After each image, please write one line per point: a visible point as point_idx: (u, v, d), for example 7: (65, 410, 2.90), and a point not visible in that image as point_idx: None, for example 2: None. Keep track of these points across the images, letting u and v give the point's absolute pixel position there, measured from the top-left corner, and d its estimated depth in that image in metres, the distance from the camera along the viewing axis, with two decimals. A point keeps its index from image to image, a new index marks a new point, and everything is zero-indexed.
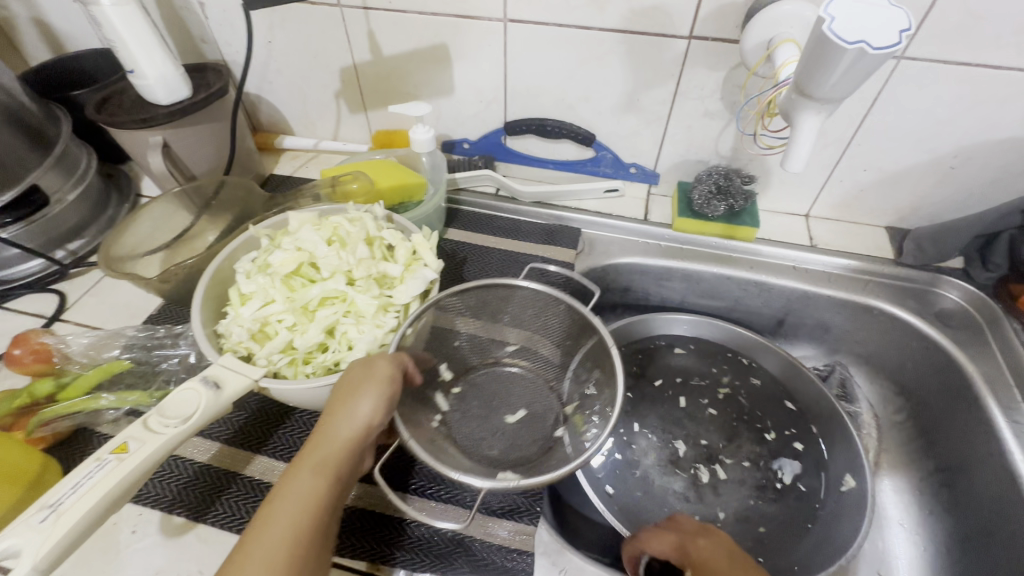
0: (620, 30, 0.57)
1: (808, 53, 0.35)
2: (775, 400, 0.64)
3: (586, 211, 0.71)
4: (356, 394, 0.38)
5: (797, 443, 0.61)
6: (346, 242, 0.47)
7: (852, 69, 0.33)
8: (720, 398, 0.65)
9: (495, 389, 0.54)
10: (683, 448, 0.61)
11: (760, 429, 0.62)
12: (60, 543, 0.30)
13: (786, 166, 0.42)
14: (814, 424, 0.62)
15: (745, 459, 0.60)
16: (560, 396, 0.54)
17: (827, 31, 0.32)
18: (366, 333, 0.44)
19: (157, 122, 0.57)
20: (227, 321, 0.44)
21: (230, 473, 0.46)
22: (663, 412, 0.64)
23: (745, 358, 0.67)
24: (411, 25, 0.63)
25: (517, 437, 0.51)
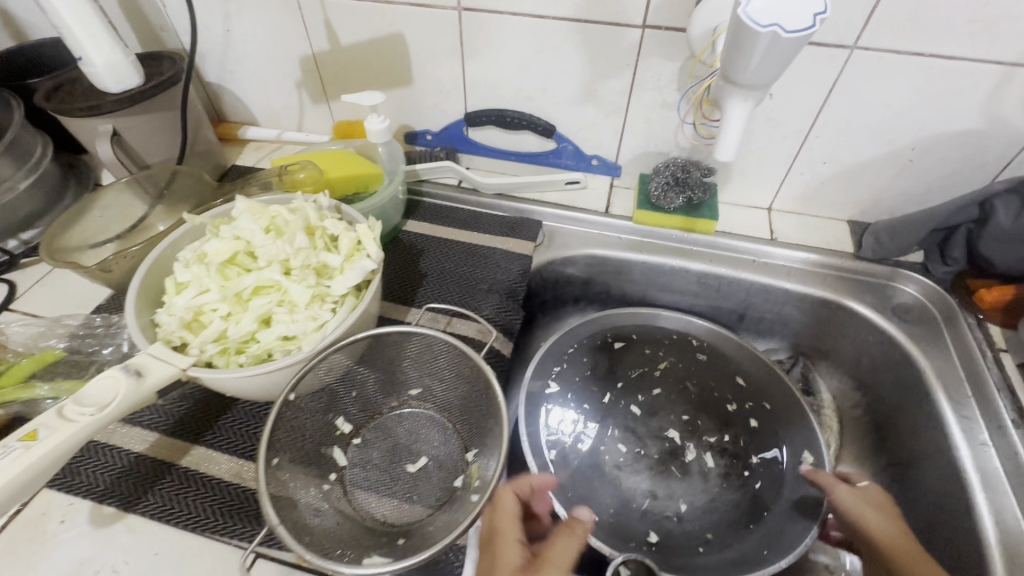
0: (574, 19, 0.57)
1: (731, 36, 0.35)
2: (724, 375, 0.65)
3: (546, 204, 0.70)
4: None
5: (753, 419, 0.61)
6: (284, 232, 0.46)
7: (771, 52, 0.34)
8: (679, 390, 0.64)
9: (397, 436, 0.47)
10: (643, 435, 0.62)
11: (721, 404, 0.63)
12: None
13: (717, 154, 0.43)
14: (756, 394, 0.63)
15: (701, 445, 0.61)
16: (462, 440, 0.47)
17: (741, 14, 0.33)
18: (299, 324, 0.43)
19: (104, 109, 0.57)
20: (163, 311, 0.44)
21: (166, 464, 0.45)
22: (619, 399, 0.64)
23: (697, 347, 0.67)
24: (366, 14, 0.62)
25: (411, 492, 0.44)
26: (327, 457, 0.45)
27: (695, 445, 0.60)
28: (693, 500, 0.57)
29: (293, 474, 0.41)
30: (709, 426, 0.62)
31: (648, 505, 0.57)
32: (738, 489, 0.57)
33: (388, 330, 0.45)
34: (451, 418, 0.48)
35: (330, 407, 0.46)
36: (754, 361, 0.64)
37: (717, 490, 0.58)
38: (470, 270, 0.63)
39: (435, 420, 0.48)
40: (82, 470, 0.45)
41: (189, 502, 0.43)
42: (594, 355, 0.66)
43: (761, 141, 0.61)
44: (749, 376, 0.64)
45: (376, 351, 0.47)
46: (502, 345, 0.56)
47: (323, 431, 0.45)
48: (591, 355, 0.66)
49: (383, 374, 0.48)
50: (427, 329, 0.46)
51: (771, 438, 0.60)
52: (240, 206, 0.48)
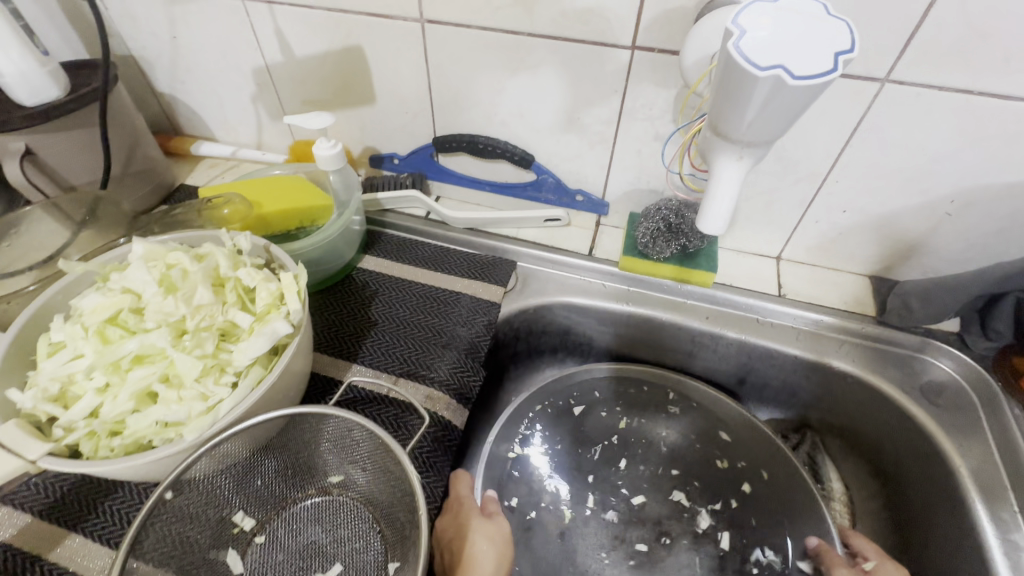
0: (552, 37, 0.48)
1: (721, 80, 0.29)
2: (705, 428, 0.57)
3: (523, 242, 0.62)
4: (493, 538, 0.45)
5: (745, 483, 0.53)
6: (180, 286, 0.39)
7: (769, 101, 0.28)
8: (663, 456, 0.56)
9: (309, 535, 0.39)
10: (620, 508, 0.53)
11: (690, 442, 0.57)
12: None
13: (705, 220, 0.37)
14: (744, 448, 0.55)
15: (694, 505, 0.53)
16: (385, 545, 0.39)
17: (736, 46, 0.27)
18: (183, 405, 0.35)
19: (12, 126, 0.49)
20: (26, 378, 0.36)
21: (31, 558, 0.38)
22: (601, 468, 0.56)
23: (688, 395, 0.59)
24: (320, 24, 0.55)
25: None
26: (220, 562, 0.37)
27: (687, 507, 0.53)
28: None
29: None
30: (699, 488, 0.54)
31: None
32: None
33: (305, 412, 0.38)
34: (375, 515, 0.40)
35: (225, 501, 0.38)
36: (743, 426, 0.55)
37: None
38: (427, 319, 0.55)
39: (356, 516, 0.40)
40: None
41: None
42: (561, 415, 0.58)
43: (769, 184, 0.53)
44: (730, 425, 0.56)
45: (286, 435, 0.39)
46: (454, 415, 0.48)
47: (217, 529, 0.38)
48: (563, 409, 0.58)
49: (294, 458, 0.40)
50: (336, 412, 0.38)
51: (766, 519, 0.51)
52: (136, 250, 0.40)
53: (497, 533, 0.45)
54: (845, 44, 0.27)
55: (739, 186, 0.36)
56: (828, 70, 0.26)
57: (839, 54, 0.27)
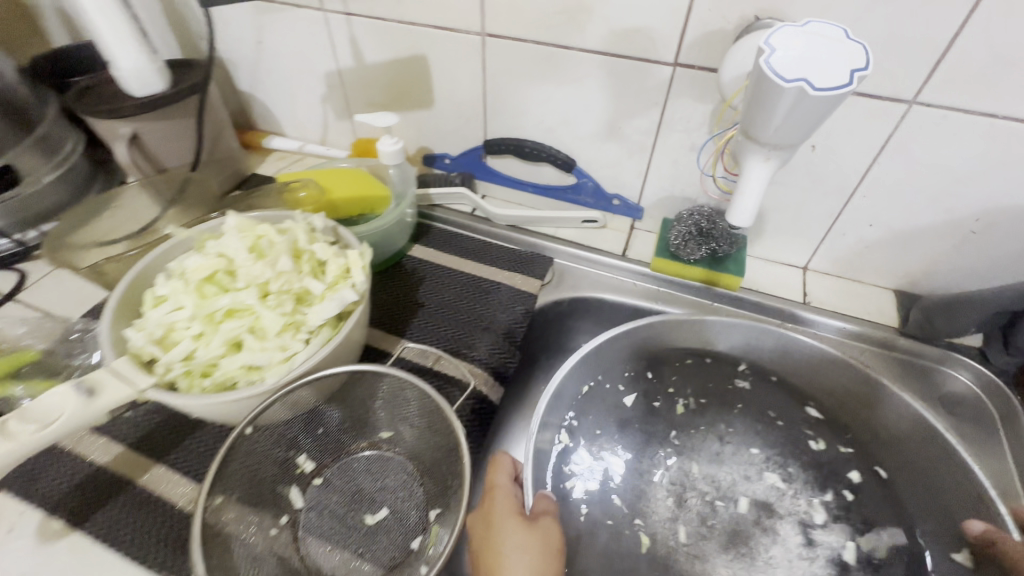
0: (601, 53, 0.53)
1: (752, 89, 0.33)
2: (795, 403, 0.56)
3: (560, 240, 0.66)
4: (525, 546, 0.39)
5: (854, 472, 0.51)
6: (266, 253, 0.45)
7: (794, 109, 0.32)
8: (744, 437, 0.54)
9: (360, 481, 0.44)
10: (708, 496, 0.51)
11: (771, 418, 0.55)
12: None
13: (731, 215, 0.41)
14: (852, 430, 0.54)
15: (807, 495, 0.50)
16: (427, 496, 0.43)
17: (767, 63, 0.31)
18: (266, 352, 0.41)
19: (125, 113, 0.57)
20: (135, 324, 0.43)
21: (124, 480, 0.44)
22: (683, 453, 0.53)
23: (768, 369, 0.58)
24: (390, 34, 0.61)
25: (364, 547, 0.41)
26: (284, 496, 0.43)
27: (792, 491, 0.51)
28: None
29: (239, 513, 0.39)
30: (796, 473, 0.51)
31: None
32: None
33: (367, 367, 0.43)
34: (419, 470, 0.45)
35: (292, 445, 0.44)
36: (843, 404, 0.55)
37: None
38: (470, 304, 0.60)
39: (402, 469, 0.45)
40: (46, 475, 0.44)
41: (134, 528, 0.41)
42: (602, 406, 0.56)
43: (798, 197, 0.56)
44: (822, 400, 0.56)
45: (347, 390, 0.44)
46: (490, 390, 0.53)
47: (282, 468, 0.43)
48: (603, 400, 0.56)
49: (352, 412, 0.45)
50: (389, 372, 0.44)
51: (877, 517, 0.48)
52: (230, 222, 0.46)
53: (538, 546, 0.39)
54: (862, 59, 0.31)
55: (764, 188, 0.40)
56: (847, 83, 0.30)
57: (856, 70, 0.30)
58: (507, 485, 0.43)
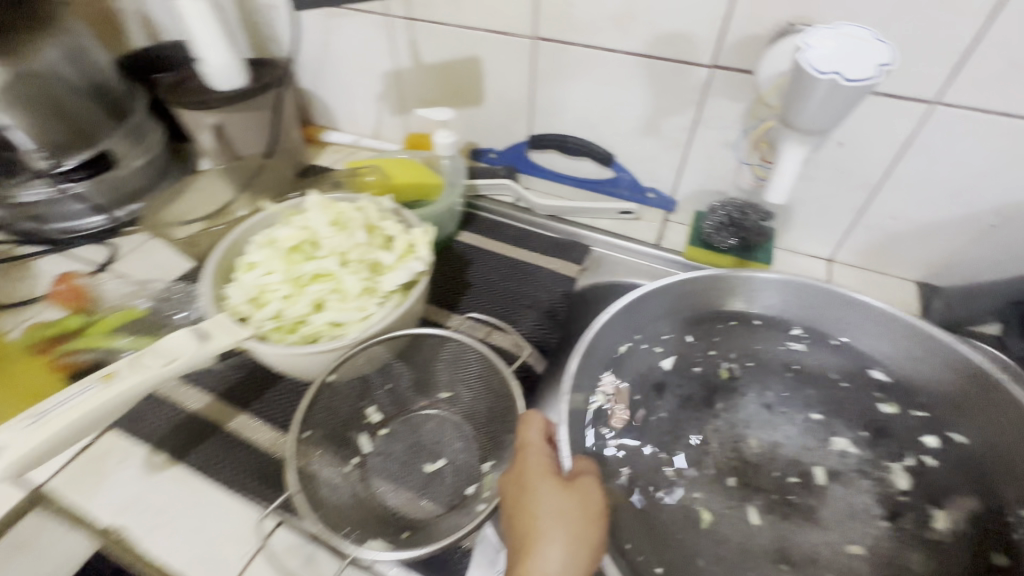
0: (645, 55, 0.58)
1: (790, 82, 0.38)
2: (854, 368, 0.53)
3: (598, 230, 0.71)
4: (562, 509, 0.37)
5: (928, 435, 0.48)
6: (345, 227, 0.51)
7: (828, 98, 0.36)
8: (799, 399, 0.51)
9: (421, 434, 0.49)
10: (766, 459, 0.48)
11: (831, 381, 0.52)
12: (42, 444, 0.34)
13: (769, 196, 0.45)
14: (921, 396, 0.50)
15: (880, 460, 0.47)
16: (482, 449, 0.47)
17: (803, 58, 0.36)
18: (348, 311, 0.46)
19: (215, 105, 0.65)
20: (232, 285, 0.49)
21: (214, 424, 0.50)
22: (731, 417, 0.50)
23: (828, 333, 0.55)
24: (449, 37, 0.67)
25: (425, 489, 0.45)
26: (354, 441, 0.48)
27: (856, 455, 0.47)
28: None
29: (320, 451, 0.45)
30: (867, 436, 0.48)
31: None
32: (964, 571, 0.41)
33: (432, 331, 0.49)
34: (474, 427, 0.49)
35: (364, 398, 0.49)
36: (914, 368, 0.51)
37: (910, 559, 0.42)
38: (515, 284, 0.65)
39: (458, 426, 0.49)
40: (148, 417, 0.50)
41: (226, 464, 0.47)
42: (642, 365, 0.54)
43: (825, 190, 0.60)
44: (888, 363, 0.52)
45: (413, 351, 0.50)
46: (534, 360, 0.57)
47: (354, 416, 0.48)
48: (643, 358, 0.54)
49: (416, 372, 0.51)
50: (449, 337, 0.49)
51: (945, 489, 0.45)
52: (312, 200, 0.52)
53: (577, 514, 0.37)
54: (889, 55, 0.35)
55: (797, 171, 0.44)
56: (875, 75, 0.34)
57: (881, 66, 0.35)
58: (540, 443, 0.42)
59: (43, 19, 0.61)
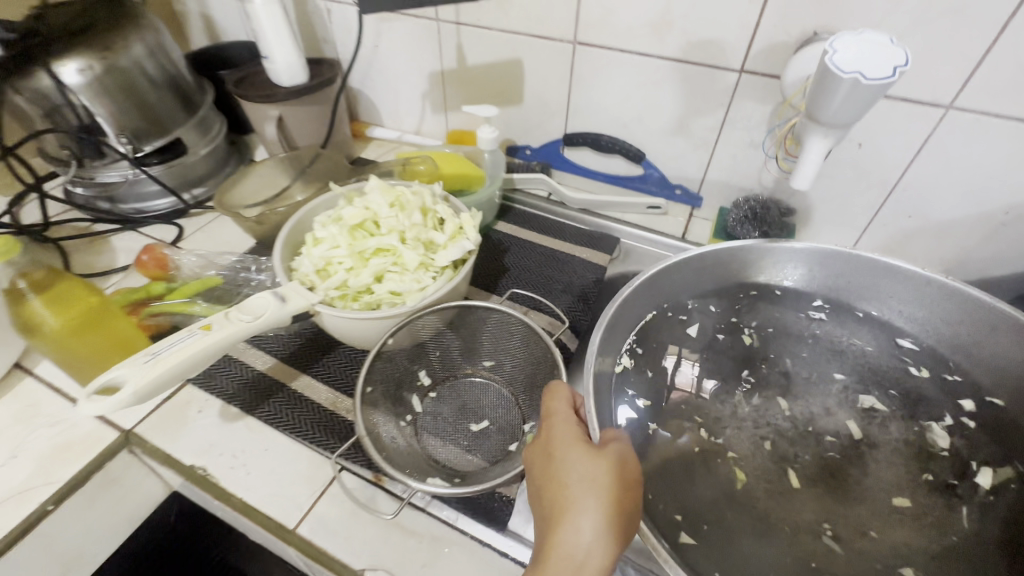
0: (678, 59, 0.63)
1: (817, 81, 0.42)
2: (882, 335, 0.54)
3: (626, 223, 0.76)
4: (589, 477, 0.37)
5: (964, 399, 0.49)
6: (403, 208, 0.56)
7: (851, 95, 0.41)
8: (827, 367, 0.53)
9: (467, 398, 0.54)
10: (798, 420, 0.49)
11: (858, 348, 0.54)
12: (156, 380, 0.39)
13: (794, 181, 0.50)
14: (952, 358, 0.51)
15: (919, 422, 0.48)
16: (523, 412, 0.52)
17: (830, 60, 0.40)
18: (406, 283, 0.52)
19: (277, 98, 0.71)
20: (301, 258, 0.54)
21: (280, 383, 0.55)
22: (762, 382, 0.52)
23: (854, 305, 0.56)
24: (493, 40, 0.72)
25: (471, 446, 0.50)
26: (407, 401, 0.53)
27: (891, 419, 0.49)
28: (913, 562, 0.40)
29: (379, 407, 0.50)
30: (897, 395, 0.50)
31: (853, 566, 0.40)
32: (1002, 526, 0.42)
33: (480, 303, 0.54)
34: (515, 393, 0.54)
35: (416, 363, 0.54)
36: (942, 332, 0.52)
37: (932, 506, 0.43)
38: (550, 270, 0.69)
39: (500, 392, 0.54)
40: (220, 374, 0.55)
41: (292, 417, 0.51)
42: (668, 334, 0.56)
43: (845, 188, 0.64)
44: (918, 329, 0.53)
45: (461, 322, 0.56)
46: (568, 338, 0.62)
47: (408, 378, 0.54)
48: (669, 328, 0.56)
49: (464, 342, 0.56)
50: (495, 309, 0.55)
51: (982, 449, 0.46)
52: (372, 184, 0.58)
53: (601, 475, 0.37)
54: (907, 56, 0.39)
55: (821, 159, 0.48)
56: (893, 74, 0.39)
57: (898, 67, 0.39)
58: (567, 415, 0.43)
59: (131, 18, 0.68)
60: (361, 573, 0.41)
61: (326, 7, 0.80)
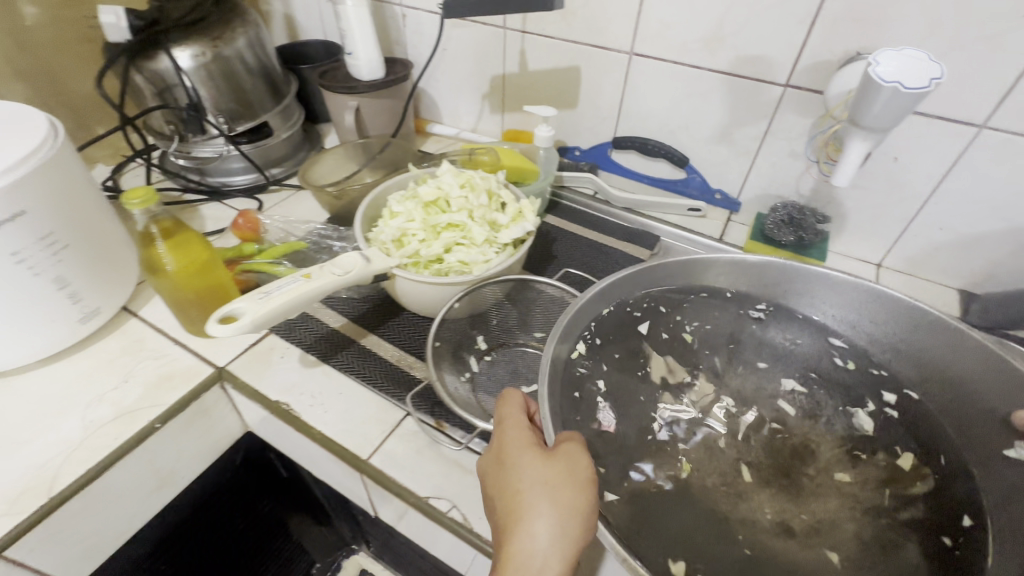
0: (726, 72, 0.69)
1: (860, 89, 0.48)
2: (818, 333, 0.54)
3: (668, 223, 0.81)
4: (543, 482, 0.39)
5: (888, 394, 0.49)
6: (472, 190, 0.62)
7: (891, 102, 0.46)
8: (763, 367, 0.54)
9: (518, 363, 0.59)
10: (741, 418, 0.50)
11: (792, 344, 0.55)
12: (268, 314, 0.46)
13: (835, 179, 0.55)
14: (880, 353, 0.52)
15: (849, 414, 0.49)
16: None
17: (873, 71, 0.45)
18: (474, 255, 0.58)
19: (358, 90, 0.79)
20: (379, 229, 0.60)
21: (352, 338, 0.61)
22: (703, 380, 0.53)
23: (795, 304, 0.56)
24: (555, 49, 0.79)
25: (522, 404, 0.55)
26: (465, 360, 0.58)
27: (828, 417, 0.49)
28: (839, 548, 0.41)
29: (441, 361, 0.55)
30: (821, 381, 0.52)
31: (790, 550, 0.41)
32: (917, 511, 0.42)
33: (528, 277, 0.62)
34: None
35: (473, 327, 0.60)
36: (871, 329, 0.52)
37: (871, 489, 0.44)
38: (594, 260, 0.75)
39: None
40: (298, 328, 0.62)
41: (363, 367, 0.57)
42: (615, 335, 0.54)
43: (877, 199, 0.68)
44: (849, 325, 0.54)
45: (515, 296, 0.62)
46: None
47: (467, 340, 0.59)
48: (616, 329, 0.55)
49: (519, 314, 0.63)
50: (544, 283, 0.63)
51: (900, 435, 0.47)
52: (445, 167, 0.65)
53: (551, 480, 0.39)
54: (942, 69, 0.44)
55: (860, 160, 0.53)
56: (931, 84, 0.44)
57: (935, 79, 0.44)
58: (521, 421, 0.44)
59: (239, 14, 0.77)
60: (426, 499, 0.47)
61: (402, 13, 0.88)
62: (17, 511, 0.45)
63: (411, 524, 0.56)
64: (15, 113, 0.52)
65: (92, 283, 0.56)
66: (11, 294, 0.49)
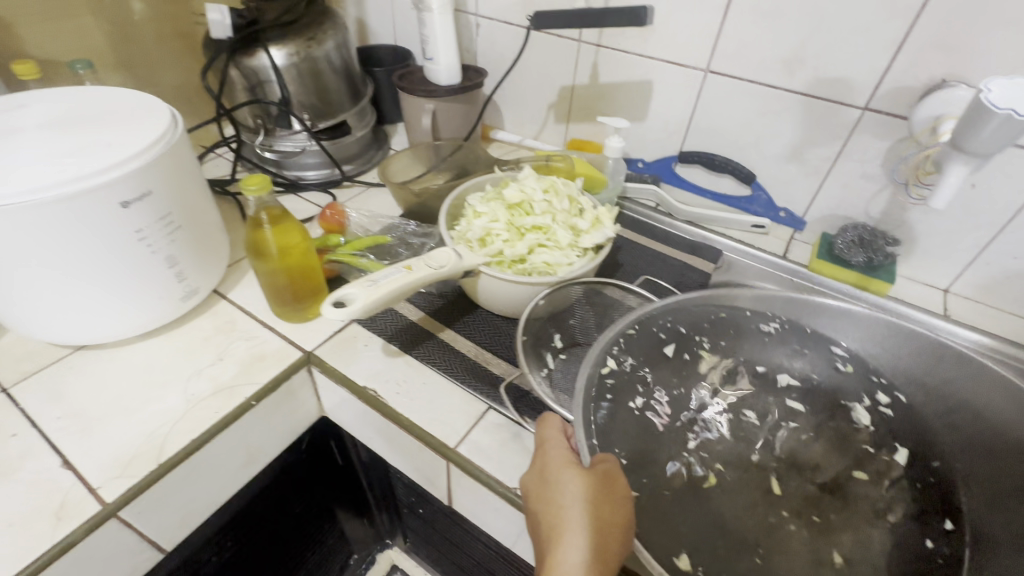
0: (804, 93, 0.70)
1: (967, 115, 0.50)
2: (823, 346, 0.59)
3: (730, 238, 0.82)
4: (586, 500, 0.40)
5: (882, 395, 0.56)
6: (555, 195, 0.65)
7: (1001, 128, 0.48)
8: (778, 384, 0.57)
9: None
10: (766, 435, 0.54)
11: (799, 358, 0.58)
12: (377, 301, 0.48)
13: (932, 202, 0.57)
14: (876, 365, 0.58)
15: (860, 422, 0.54)
16: None
17: (983, 98, 0.47)
18: (557, 257, 0.60)
19: (436, 94, 0.82)
20: (463, 227, 0.63)
21: (430, 331, 0.63)
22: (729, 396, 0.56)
23: (804, 321, 0.60)
24: (629, 63, 0.81)
25: None
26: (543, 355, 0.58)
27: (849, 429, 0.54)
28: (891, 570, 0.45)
29: (527, 355, 0.56)
30: (831, 395, 0.56)
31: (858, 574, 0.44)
32: (911, 518, 0.48)
33: (602, 279, 0.64)
34: None
35: (553, 325, 0.61)
36: (875, 350, 0.58)
37: (894, 505, 0.49)
38: (659, 270, 0.76)
39: None
40: (380, 318, 0.64)
41: (444, 360, 0.59)
42: (644, 354, 0.55)
43: (950, 224, 0.69)
44: (854, 343, 0.59)
45: (594, 298, 0.64)
46: None
47: (546, 337, 0.59)
48: (644, 350, 0.55)
49: (597, 317, 0.63)
50: (615, 285, 0.65)
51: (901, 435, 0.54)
52: (527, 172, 0.67)
53: (594, 497, 0.40)
54: None
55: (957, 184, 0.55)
56: None
57: None
58: (559, 442, 0.45)
59: (329, 17, 0.80)
60: (513, 491, 0.49)
61: (478, 22, 0.91)
62: (130, 474, 0.47)
63: (485, 515, 0.57)
64: (140, 102, 0.55)
65: (195, 265, 0.59)
66: (126, 269, 0.51)
